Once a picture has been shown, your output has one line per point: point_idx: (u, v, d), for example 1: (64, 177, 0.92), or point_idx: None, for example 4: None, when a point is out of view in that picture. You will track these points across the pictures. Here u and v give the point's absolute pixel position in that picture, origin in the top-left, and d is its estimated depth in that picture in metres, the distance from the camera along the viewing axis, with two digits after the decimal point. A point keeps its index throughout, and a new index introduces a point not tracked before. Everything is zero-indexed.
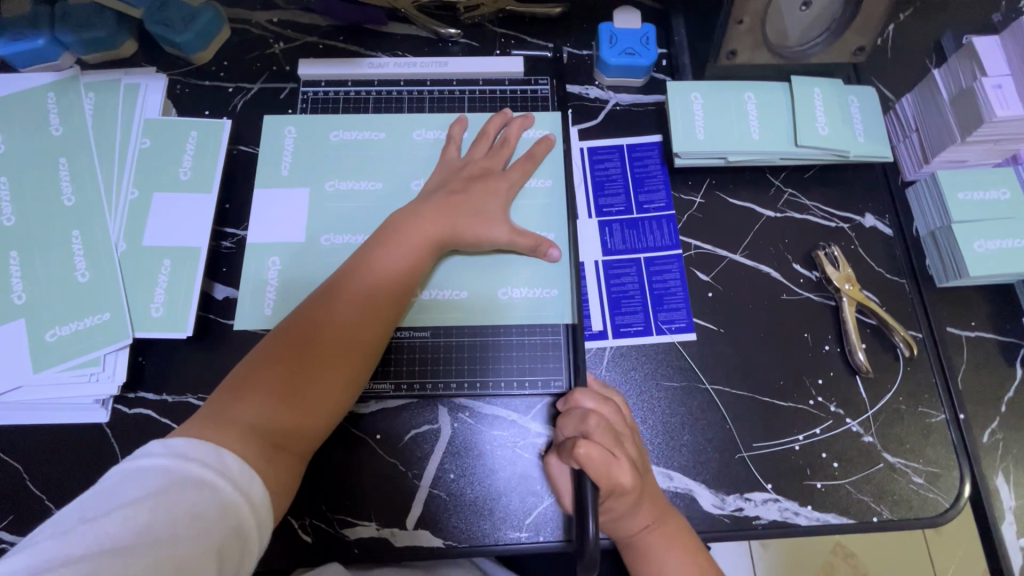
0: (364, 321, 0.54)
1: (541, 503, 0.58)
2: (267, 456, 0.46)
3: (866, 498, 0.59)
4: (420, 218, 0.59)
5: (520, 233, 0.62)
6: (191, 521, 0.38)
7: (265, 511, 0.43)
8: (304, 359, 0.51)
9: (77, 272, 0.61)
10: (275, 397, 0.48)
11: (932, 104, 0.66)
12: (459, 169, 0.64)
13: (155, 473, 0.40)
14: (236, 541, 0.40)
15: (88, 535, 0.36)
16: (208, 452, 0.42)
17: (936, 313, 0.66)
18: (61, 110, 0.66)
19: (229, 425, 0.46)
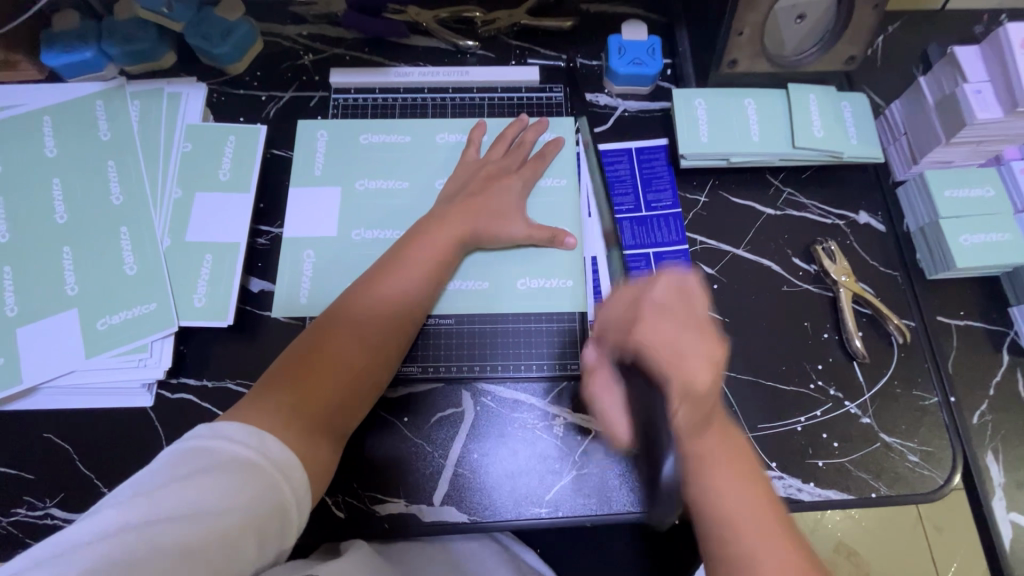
0: (393, 319, 0.58)
1: (559, 481, 0.62)
2: (308, 442, 0.48)
3: (865, 475, 0.63)
4: (442, 221, 0.64)
5: (539, 231, 0.67)
6: (237, 496, 0.41)
7: (305, 494, 0.45)
8: (340, 352, 0.54)
9: (125, 265, 0.65)
10: (313, 387, 0.51)
11: (919, 108, 0.71)
12: (476, 168, 0.69)
13: (204, 450, 0.42)
14: (275, 521, 0.42)
15: (142, 505, 0.39)
16: (251, 436, 0.44)
17: (927, 303, 0.70)
18: (109, 116, 0.71)
19: (272, 410, 0.48)
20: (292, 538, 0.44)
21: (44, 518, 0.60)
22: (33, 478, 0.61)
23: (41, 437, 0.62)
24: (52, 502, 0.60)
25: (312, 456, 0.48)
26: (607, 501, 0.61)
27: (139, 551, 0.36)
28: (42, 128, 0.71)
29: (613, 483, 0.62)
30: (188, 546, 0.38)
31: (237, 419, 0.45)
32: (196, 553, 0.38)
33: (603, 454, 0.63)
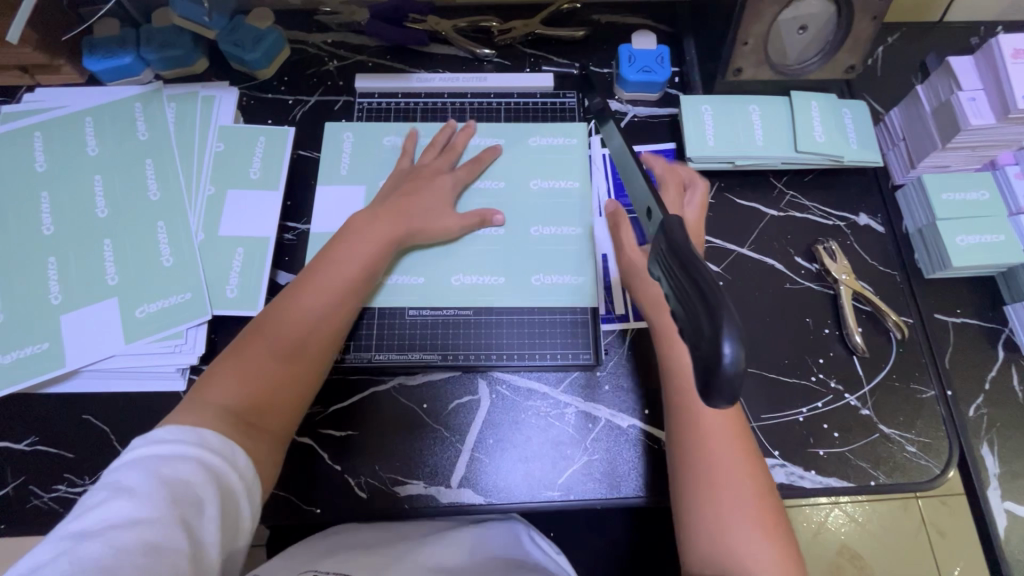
0: (321, 314, 0.61)
1: (570, 466, 0.65)
2: (242, 434, 0.52)
3: (864, 464, 0.66)
4: (374, 221, 0.66)
5: (471, 219, 0.71)
6: (182, 488, 0.45)
7: (246, 479, 0.50)
8: (271, 353, 0.58)
9: (162, 257, 0.69)
10: (246, 387, 0.56)
11: (917, 115, 0.74)
12: (409, 171, 0.72)
13: (142, 458, 0.46)
14: (227, 501, 0.48)
15: (97, 514, 0.43)
16: (183, 436, 0.48)
17: (925, 301, 0.73)
18: (147, 118, 0.76)
19: (204, 411, 0.52)
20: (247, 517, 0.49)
21: (83, 495, 0.63)
22: (74, 456, 0.64)
23: (81, 418, 0.65)
24: (91, 479, 0.64)
25: (246, 447, 0.52)
26: (616, 486, 0.64)
27: (104, 552, 0.41)
28: (85, 128, 0.75)
29: (622, 468, 0.65)
30: (146, 539, 0.42)
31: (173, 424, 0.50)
32: (154, 542, 0.42)
33: (612, 440, 0.66)
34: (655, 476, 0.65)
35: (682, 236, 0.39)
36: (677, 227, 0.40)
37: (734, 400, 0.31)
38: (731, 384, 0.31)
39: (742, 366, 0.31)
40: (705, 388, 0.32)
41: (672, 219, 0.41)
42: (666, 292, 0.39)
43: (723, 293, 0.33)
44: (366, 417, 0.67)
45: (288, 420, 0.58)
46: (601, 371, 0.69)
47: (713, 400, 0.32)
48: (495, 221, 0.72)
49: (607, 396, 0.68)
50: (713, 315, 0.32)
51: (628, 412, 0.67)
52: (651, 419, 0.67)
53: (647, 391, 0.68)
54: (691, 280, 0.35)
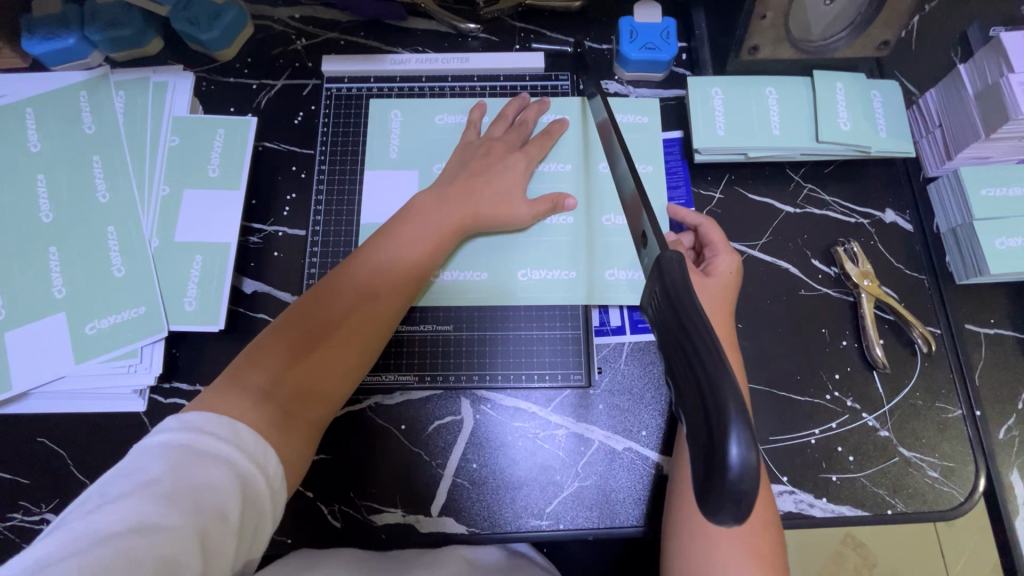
0: (378, 296, 0.55)
1: (560, 493, 0.60)
2: (282, 428, 0.47)
3: (881, 491, 0.60)
4: (443, 202, 0.60)
5: (543, 208, 0.63)
6: (212, 494, 0.39)
7: (280, 485, 0.44)
8: (320, 335, 0.52)
9: (113, 267, 0.63)
10: (291, 367, 0.50)
11: (957, 98, 0.65)
12: (477, 147, 0.65)
13: (173, 448, 0.40)
14: (253, 514, 0.41)
15: (113, 513, 0.36)
16: (222, 425, 0.43)
17: (954, 309, 0.66)
18: (93, 109, 0.68)
19: (245, 395, 0.46)
20: (271, 532, 0.43)
21: (40, 524, 0.59)
22: (28, 483, 0.60)
23: (34, 441, 0.61)
24: (47, 507, 0.59)
25: (286, 441, 0.47)
26: (611, 515, 0.59)
27: (114, 564, 0.34)
28: (25, 120, 0.68)
29: (618, 495, 0.60)
30: (164, 553, 0.36)
31: (211, 407, 0.44)
32: (173, 558, 0.36)
33: (606, 465, 0.61)
34: (651, 504, 0.60)
35: (682, 286, 0.33)
36: (676, 269, 0.35)
37: (743, 517, 0.27)
38: (740, 495, 0.27)
39: (752, 476, 0.26)
40: (710, 495, 0.28)
41: (672, 259, 0.35)
42: (665, 351, 0.35)
43: (727, 375, 0.28)
44: (338, 440, 0.62)
45: (326, 411, 0.52)
46: (594, 389, 0.63)
47: (719, 515, 0.28)
48: (563, 207, 0.65)
49: (601, 416, 0.62)
50: (719, 408, 0.28)
51: (624, 434, 0.62)
52: (649, 441, 0.61)
53: (644, 410, 0.62)
54: (692, 351, 0.30)
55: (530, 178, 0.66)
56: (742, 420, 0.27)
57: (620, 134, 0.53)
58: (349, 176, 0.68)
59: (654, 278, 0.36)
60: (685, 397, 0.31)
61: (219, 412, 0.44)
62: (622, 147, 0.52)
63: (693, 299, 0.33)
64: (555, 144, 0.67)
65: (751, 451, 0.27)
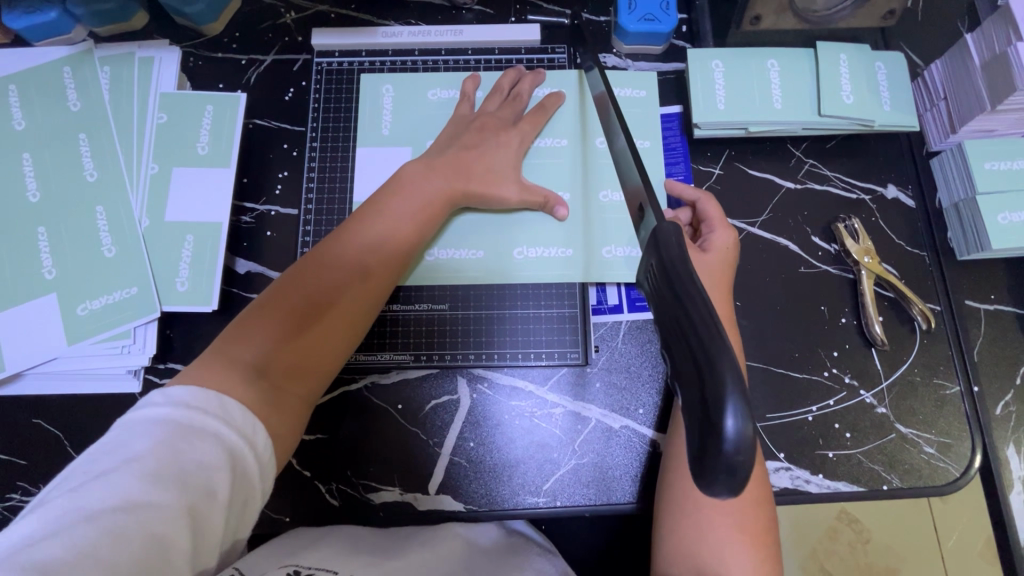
0: (369, 270, 0.55)
1: (556, 470, 0.60)
2: (272, 403, 0.47)
3: (877, 467, 0.60)
4: (433, 173, 0.59)
5: (532, 197, 0.62)
6: (200, 471, 0.38)
7: (271, 459, 0.44)
8: (310, 310, 0.51)
9: (103, 247, 0.62)
10: (281, 342, 0.49)
11: (963, 69, 0.64)
12: (470, 121, 0.63)
13: (162, 424, 0.40)
14: (242, 488, 0.41)
15: (101, 490, 0.36)
16: (212, 400, 0.42)
17: (955, 285, 0.65)
18: (78, 85, 0.67)
19: (234, 370, 0.46)
20: (261, 506, 0.43)
21: None
22: (26, 463, 0.60)
23: (30, 422, 0.61)
24: (46, 487, 0.59)
25: (276, 416, 0.46)
26: (607, 491, 0.60)
27: (102, 540, 0.34)
28: (8, 98, 0.66)
29: (614, 472, 0.60)
30: (152, 529, 0.36)
31: (198, 381, 0.43)
32: (162, 535, 0.36)
33: (603, 442, 0.61)
34: (646, 481, 0.60)
35: (679, 259, 0.33)
36: (673, 241, 0.34)
37: (737, 489, 0.27)
38: (734, 466, 0.26)
39: (748, 446, 0.26)
40: (705, 465, 0.27)
41: (668, 233, 0.35)
42: (660, 325, 0.34)
43: (724, 345, 0.28)
44: (334, 419, 0.62)
45: (316, 385, 0.52)
46: (590, 368, 0.63)
47: (715, 487, 0.27)
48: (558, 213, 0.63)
49: (597, 394, 0.62)
50: (715, 376, 0.27)
51: (620, 412, 0.62)
52: (645, 419, 0.61)
53: (641, 387, 0.62)
54: (688, 322, 0.30)
55: (526, 155, 0.65)
56: (740, 391, 0.27)
57: (618, 105, 0.52)
58: (341, 153, 0.67)
59: (650, 251, 0.36)
60: (682, 372, 0.30)
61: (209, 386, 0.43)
62: (619, 119, 0.51)
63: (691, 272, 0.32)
64: (549, 118, 0.65)
65: (747, 420, 0.26)
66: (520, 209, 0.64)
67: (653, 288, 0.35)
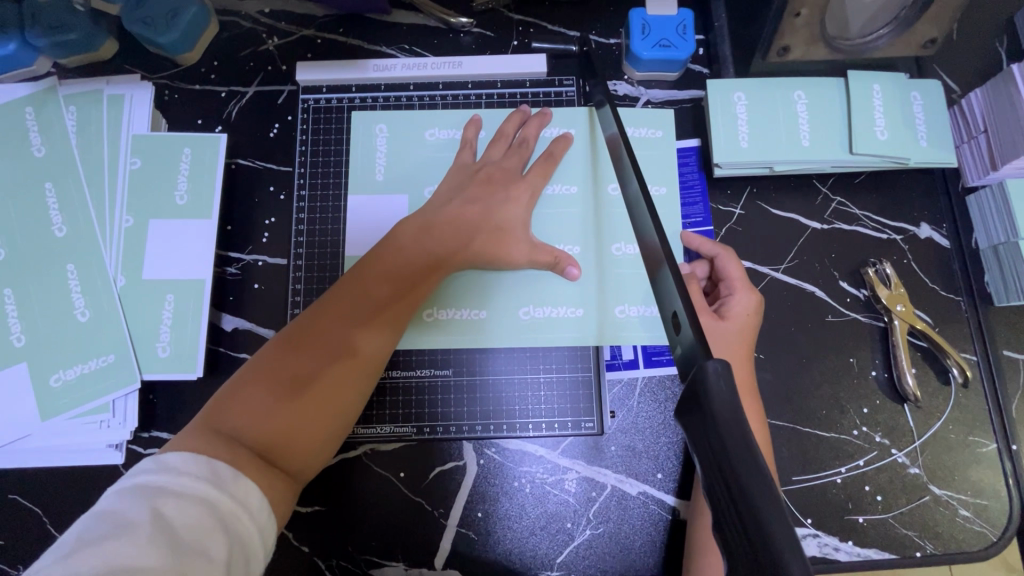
0: (370, 312, 0.50)
1: (571, 541, 0.57)
2: (268, 473, 0.42)
3: (910, 532, 0.57)
4: (433, 230, 0.54)
5: (542, 258, 0.57)
6: (191, 533, 0.35)
7: (269, 522, 0.39)
8: (304, 367, 0.47)
9: (76, 310, 0.57)
10: (274, 405, 0.45)
11: (1008, 103, 0.58)
12: (474, 170, 0.58)
13: (153, 488, 0.37)
14: (240, 549, 0.37)
15: (88, 558, 0.33)
16: (201, 466, 0.39)
17: (992, 334, 0.61)
18: (41, 127, 0.61)
19: (224, 438, 0.42)
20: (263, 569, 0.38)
21: None
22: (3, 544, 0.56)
23: (5, 500, 0.56)
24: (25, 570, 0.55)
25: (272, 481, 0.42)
26: (625, 563, 0.56)
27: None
28: None
29: (632, 541, 0.56)
30: None
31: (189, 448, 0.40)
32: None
33: (620, 511, 0.57)
34: (667, 553, 0.56)
35: (733, 422, 0.27)
36: (724, 388, 0.28)
37: None
38: None
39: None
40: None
41: (716, 375, 0.28)
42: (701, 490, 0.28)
43: (799, 558, 0.23)
44: (332, 493, 0.58)
45: (319, 450, 0.47)
46: (605, 434, 0.58)
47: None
48: (568, 269, 0.57)
49: (613, 460, 0.58)
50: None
51: (638, 478, 0.58)
52: (665, 486, 0.57)
53: (659, 452, 0.58)
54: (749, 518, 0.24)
55: (535, 205, 0.60)
56: None
57: (633, 152, 0.45)
58: (332, 201, 0.62)
59: (689, 382, 0.30)
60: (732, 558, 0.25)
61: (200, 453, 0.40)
62: (635, 165, 0.44)
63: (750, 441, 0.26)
64: (558, 164, 0.60)
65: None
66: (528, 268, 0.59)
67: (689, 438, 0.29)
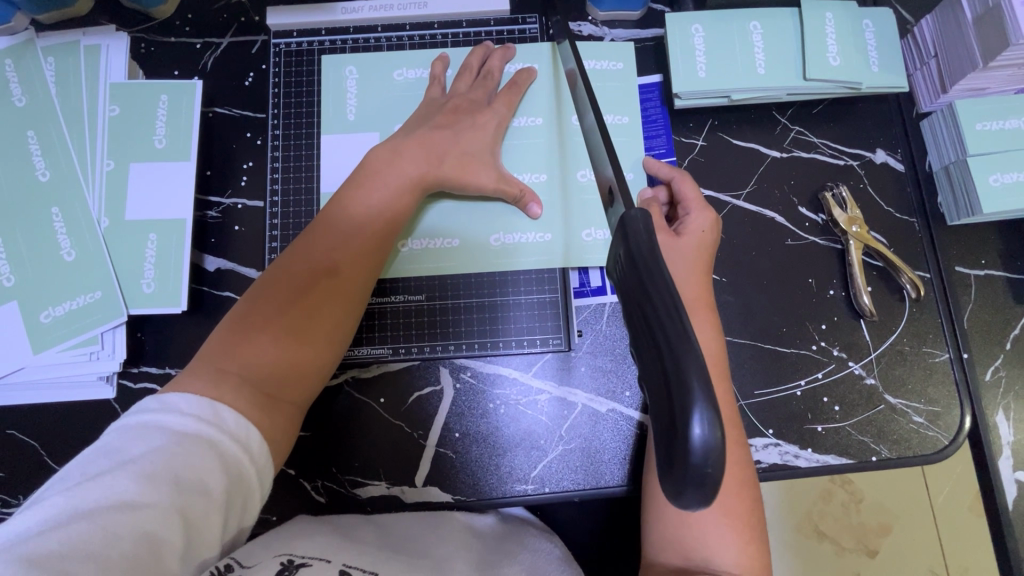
0: (348, 261, 0.53)
1: (545, 458, 0.59)
2: (264, 409, 0.46)
3: (866, 439, 0.60)
4: (400, 155, 0.56)
5: (508, 187, 0.59)
6: (192, 472, 0.39)
7: (266, 461, 0.44)
8: (293, 311, 0.50)
9: (63, 251, 0.59)
10: (263, 349, 0.48)
11: (954, 25, 0.61)
12: (442, 104, 0.60)
13: (155, 429, 0.40)
14: (239, 490, 0.42)
15: (95, 489, 0.37)
16: (201, 406, 0.42)
17: (945, 251, 0.64)
18: (21, 78, 0.62)
19: (222, 380, 0.45)
20: (258, 507, 0.43)
21: None
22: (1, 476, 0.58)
23: (2, 433, 0.59)
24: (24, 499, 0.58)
25: (268, 417, 0.46)
26: (598, 476, 0.59)
27: (95, 537, 0.36)
28: None
29: (603, 456, 0.59)
30: (144, 527, 0.37)
31: (188, 389, 0.43)
32: (152, 534, 0.37)
33: (591, 428, 0.60)
34: (638, 464, 0.59)
35: (648, 252, 0.33)
36: (642, 235, 0.34)
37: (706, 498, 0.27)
38: (703, 477, 0.27)
39: (715, 462, 0.27)
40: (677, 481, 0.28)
41: (638, 222, 0.34)
42: (630, 328, 0.34)
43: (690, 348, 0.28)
44: (316, 417, 0.60)
45: (309, 388, 0.51)
46: (575, 352, 0.61)
47: (684, 499, 0.28)
48: (529, 207, 0.61)
49: (583, 379, 0.61)
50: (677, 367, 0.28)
51: (608, 396, 0.60)
52: (633, 402, 0.60)
53: (626, 370, 0.61)
54: (662, 341, 0.29)
55: (503, 139, 0.62)
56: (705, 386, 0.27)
57: (587, 80, 0.49)
58: (306, 141, 0.64)
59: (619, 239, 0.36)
60: (649, 367, 0.31)
61: (201, 393, 0.44)
62: (589, 97, 0.48)
63: (662, 269, 0.32)
64: (523, 97, 0.63)
65: (713, 439, 0.27)
66: (497, 199, 0.61)
67: (623, 286, 0.34)
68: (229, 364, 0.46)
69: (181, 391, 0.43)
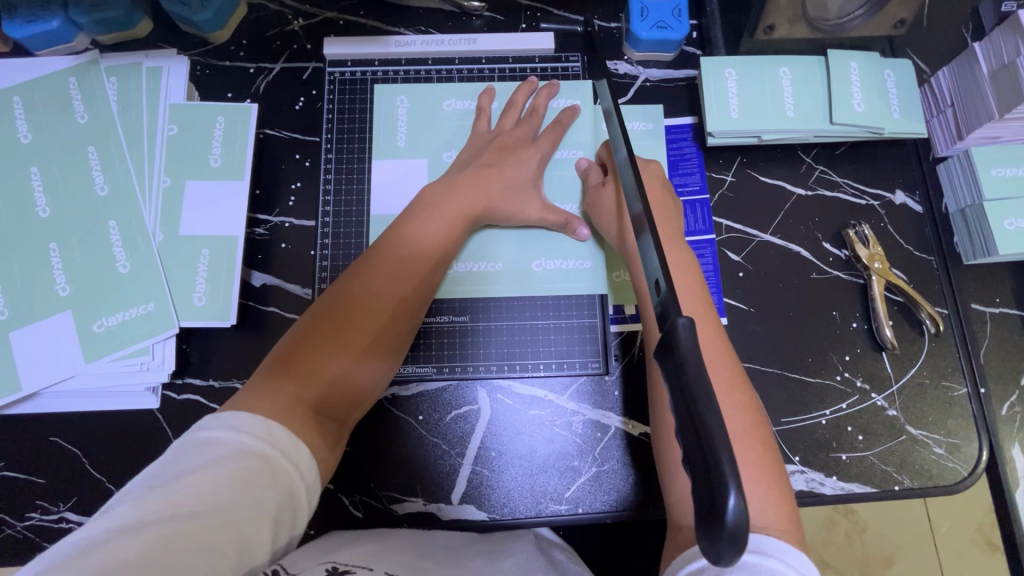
0: (396, 295, 0.55)
1: (577, 479, 0.61)
2: (314, 433, 0.46)
3: (888, 468, 0.62)
4: (455, 191, 0.60)
5: (552, 215, 0.62)
6: (249, 489, 0.39)
7: (315, 481, 0.44)
8: (342, 337, 0.51)
9: (118, 263, 0.62)
10: (312, 375, 0.49)
11: (970, 77, 0.65)
12: (489, 140, 0.64)
13: (213, 445, 0.40)
14: (289, 508, 0.41)
15: (155, 500, 0.37)
16: (257, 423, 0.42)
17: (962, 290, 0.67)
18: (84, 96, 0.65)
19: (276, 397, 0.45)
20: (305, 525, 0.42)
21: (58, 522, 0.58)
22: (43, 483, 0.59)
23: (47, 441, 0.59)
24: (65, 506, 0.58)
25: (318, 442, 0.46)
26: (626, 500, 0.60)
27: (155, 547, 0.34)
28: (13, 110, 0.64)
29: (633, 480, 0.61)
30: (201, 541, 0.36)
31: (242, 406, 0.44)
32: (207, 548, 0.36)
33: (623, 451, 0.61)
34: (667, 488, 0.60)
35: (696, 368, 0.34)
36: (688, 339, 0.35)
37: (738, 549, 0.30)
38: (735, 534, 0.29)
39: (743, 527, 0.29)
40: (709, 534, 0.31)
41: (684, 329, 0.36)
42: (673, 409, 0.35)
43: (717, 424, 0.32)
44: (357, 432, 0.61)
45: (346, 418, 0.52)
46: (609, 376, 0.63)
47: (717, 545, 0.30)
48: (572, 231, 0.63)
49: (617, 403, 0.63)
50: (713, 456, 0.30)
51: (641, 420, 0.62)
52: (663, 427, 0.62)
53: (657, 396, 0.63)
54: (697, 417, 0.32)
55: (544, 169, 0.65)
56: (736, 475, 0.30)
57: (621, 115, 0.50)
58: (358, 165, 0.67)
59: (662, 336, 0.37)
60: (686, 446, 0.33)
61: (258, 412, 0.44)
62: (655, 242, 0.42)
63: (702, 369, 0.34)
64: (565, 132, 0.66)
65: (743, 512, 0.30)
66: (541, 226, 0.64)
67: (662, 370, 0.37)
68: (282, 387, 0.47)
69: (238, 410, 0.44)
